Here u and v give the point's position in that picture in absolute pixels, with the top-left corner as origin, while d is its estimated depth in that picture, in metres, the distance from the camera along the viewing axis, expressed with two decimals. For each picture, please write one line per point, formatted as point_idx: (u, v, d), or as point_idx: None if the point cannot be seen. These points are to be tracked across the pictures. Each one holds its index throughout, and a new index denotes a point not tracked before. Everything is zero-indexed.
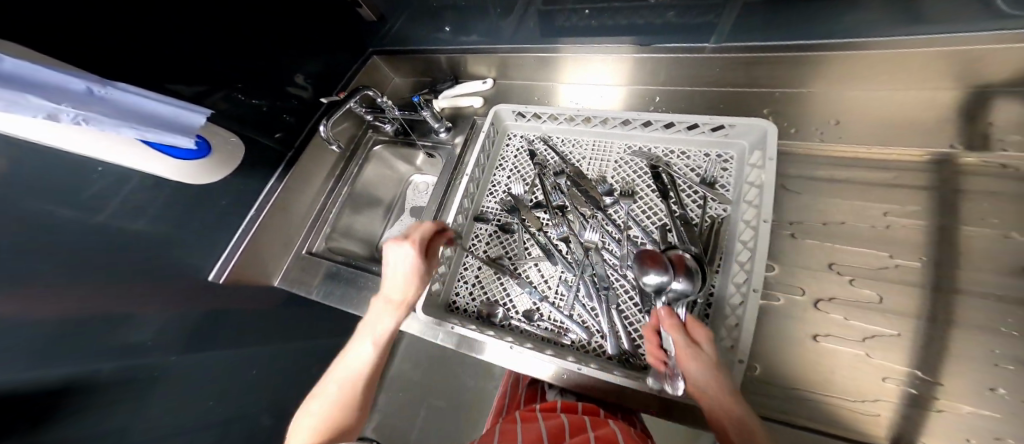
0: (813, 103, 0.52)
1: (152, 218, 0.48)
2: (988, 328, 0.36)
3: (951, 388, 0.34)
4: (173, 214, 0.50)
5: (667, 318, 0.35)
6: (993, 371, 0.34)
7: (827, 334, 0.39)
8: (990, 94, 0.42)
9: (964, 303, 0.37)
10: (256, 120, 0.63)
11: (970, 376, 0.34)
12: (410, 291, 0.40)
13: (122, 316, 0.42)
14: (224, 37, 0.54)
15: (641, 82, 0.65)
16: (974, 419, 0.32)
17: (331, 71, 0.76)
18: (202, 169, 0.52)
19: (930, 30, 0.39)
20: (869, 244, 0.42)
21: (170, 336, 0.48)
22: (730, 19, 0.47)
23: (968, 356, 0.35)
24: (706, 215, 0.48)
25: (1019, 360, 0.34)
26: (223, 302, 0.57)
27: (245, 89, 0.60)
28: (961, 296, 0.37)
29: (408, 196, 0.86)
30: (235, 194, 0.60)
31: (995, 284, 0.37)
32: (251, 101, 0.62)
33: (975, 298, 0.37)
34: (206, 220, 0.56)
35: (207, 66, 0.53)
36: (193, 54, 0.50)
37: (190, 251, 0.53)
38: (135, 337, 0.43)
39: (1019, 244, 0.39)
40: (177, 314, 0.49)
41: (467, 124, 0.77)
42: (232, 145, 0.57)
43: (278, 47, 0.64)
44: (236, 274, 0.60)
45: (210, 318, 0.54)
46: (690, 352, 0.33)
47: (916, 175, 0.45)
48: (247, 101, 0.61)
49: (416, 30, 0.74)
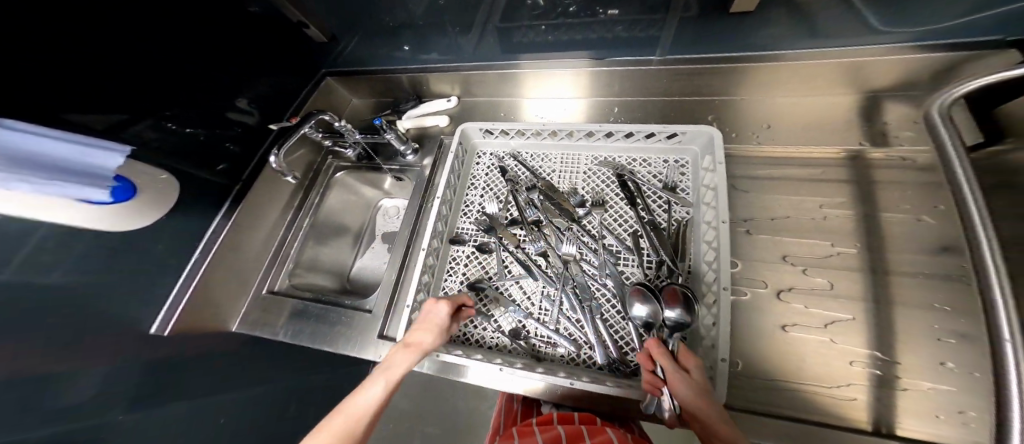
0: (747, 109, 0.59)
1: (67, 269, 0.40)
2: (924, 306, 0.39)
3: (906, 366, 0.37)
4: (94, 263, 0.43)
5: (654, 346, 0.37)
6: (937, 346, 0.37)
7: (794, 324, 0.41)
8: (882, 97, 0.52)
9: (901, 282, 0.41)
10: (192, 151, 0.56)
11: (925, 352, 0.37)
12: (435, 341, 0.40)
13: (37, 381, 0.34)
14: (155, 50, 0.49)
15: (599, 95, 0.69)
16: (938, 394, 0.35)
17: (278, 94, 0.72)
18: (127, 215, 0.45)
19: (834, 42, 0.47)
20: (815, 236, 0.46)
21: (104, 405, 0.39)
22: (671, 33, 0.52)
23: (916, 334, 0.38)
24: (672, 218, 0.51)
25: (959, 333, 0.38)
26: (166, 361, 0.49)
27: (176, 117, 0.53)
28: (899, 278, 0.41)
29: (378, 222, 0.82)
30: (169, 238, 0.52)
31: (919, 263, 0.42)
32: (184, 131, 0.55)
33: (908, 278, 0.41)
34: (138, 266, 0.48)
35: (126, 90, 0.46)
36: (113, 68, 0.44)
37: (119, 305, 0.45)
38: (58, 407, 0.35)
39: (929, 226, 0.44)
40: (108, 379, 0.41)
41: (434, 144, 0.75)
42: (164, 183, 0.51)
43: (216, 66, 0.59)
44: (183, 321, 0.53)
45: (150, 382, 0.45)
46: (682, 377, 0.34)
47: (837, 170, 0.51)
48: (181, 130, 0.55)
49: (371, 50, 0.72)
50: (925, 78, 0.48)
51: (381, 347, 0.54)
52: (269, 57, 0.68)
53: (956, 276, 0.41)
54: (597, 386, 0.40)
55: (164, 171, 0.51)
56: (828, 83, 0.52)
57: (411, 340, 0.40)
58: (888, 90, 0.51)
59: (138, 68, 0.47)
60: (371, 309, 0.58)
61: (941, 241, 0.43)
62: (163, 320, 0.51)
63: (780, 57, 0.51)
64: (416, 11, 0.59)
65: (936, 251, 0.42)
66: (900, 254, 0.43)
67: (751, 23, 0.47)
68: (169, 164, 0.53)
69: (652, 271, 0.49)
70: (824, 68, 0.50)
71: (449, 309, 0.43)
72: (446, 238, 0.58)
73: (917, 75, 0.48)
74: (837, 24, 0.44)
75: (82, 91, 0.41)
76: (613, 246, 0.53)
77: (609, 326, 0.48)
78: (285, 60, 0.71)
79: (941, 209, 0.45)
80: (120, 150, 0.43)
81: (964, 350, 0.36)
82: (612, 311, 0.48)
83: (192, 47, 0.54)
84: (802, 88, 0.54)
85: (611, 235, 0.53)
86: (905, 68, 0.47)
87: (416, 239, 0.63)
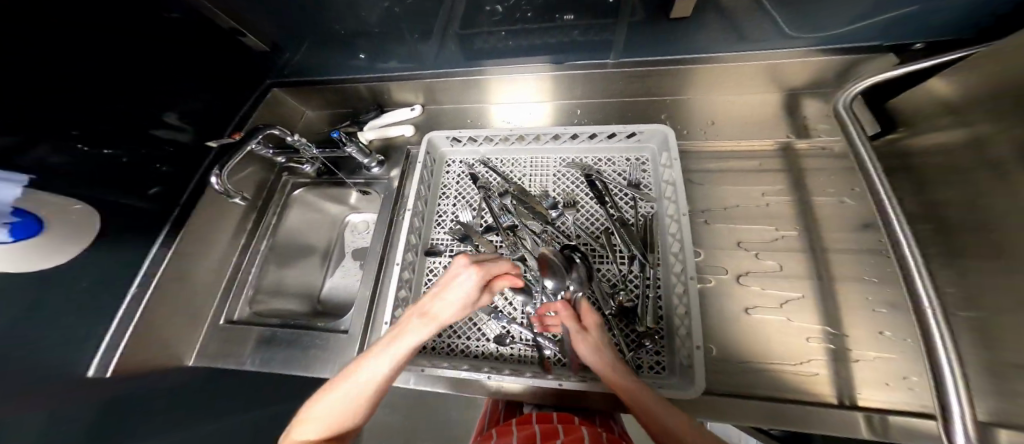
0: (692, 108, 0.64)
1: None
2: (857, 279, 0.44)
3: (856, 339, 0.40)
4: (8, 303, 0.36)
5: (564, 311, 0.43)
6: (875, 317, 0.41)
7: (756, 306, 0.45)
8: (800, 94, 0.60)
9: (836, 260, 0.46)
10: (113, 176, 0.49)
11: (867, 323, 0.41)
12: (455, 316, 0.37)
13: None
14: (59, 58, 0.42)
15: (564, 99, 0.71)
16: (884, 362, 0.38)
17: (215, 107, 0.64)
18: (37, 254, 0.37)
19: (745, 47, 0.55)
20: (761, 221, 0.51)
21: None
22: (623, 37, 0.57)
23: (854, 307, 0.42)
24: (638, 214, 0.54)
25: (887, 302, 0.42)
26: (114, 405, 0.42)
27: (84, 137, 0.45)
28: (837, 255, 0.46)
29: (346, 239, 0.78)
30: (96, 275, 0.45)
31: (851, 241, 0.46)
32: (100, 151, 0.47)
33: (842, 254, 0.46)
34: (68, 309, 0.42)
35: (33, 108, 0.39)
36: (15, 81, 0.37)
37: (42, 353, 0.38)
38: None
39: (851, 207, 0.49)
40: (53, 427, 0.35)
41: (401, 154, 0.73)
42: (80, 214, 0.43)
43: (134, 74, 0.51)
44: (125, 364, 0.46)
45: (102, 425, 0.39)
46: (582, 334, 0.41)
47: (773, 161, 0.57)
48: (96, 153, 0.47)
49: (325, 57, 0.70)
50: (831, 75, 0.56)
51: None
52: (197, 64, 0.60)
53: (877, 250, 0.45)
54: (589, 385, 0.41)
55: (75, 200, 0.44)
56: (756, 82, 0.59)
57: (430, 309, 0.37)
58: (803, 88, 0.59)
59: (43, 79, 0.40)
60: (347, 329, 0.55)
61: (863, 218, 0.48)
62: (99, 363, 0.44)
63: (718, 60, 0.57)
64: (370, 18, 0.60)
65: (860, 228, 0.47)
66: (835, 233, 0.48)
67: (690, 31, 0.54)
68: (84, 193, 0.45)
69: (625, 265, 0.51)
70: (748, 68, 0.57)
71: (478, 280, 0.37)
72: (421, 251, 0.57)
73: (825, 74, 0.56)
74: (753, 24, 0.52)
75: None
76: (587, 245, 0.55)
77: None
78: (217, 68, 0.64)
79: (857, 191, 0.51)
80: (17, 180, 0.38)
81: (895, 316, 0.40)
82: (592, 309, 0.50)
83: (102, 52, 0.47)
84: (735, 89, 0.61)
85: (585, 234, 0.55)
86: (815, 68, 0.55)
87: (390, 254, 0.61)
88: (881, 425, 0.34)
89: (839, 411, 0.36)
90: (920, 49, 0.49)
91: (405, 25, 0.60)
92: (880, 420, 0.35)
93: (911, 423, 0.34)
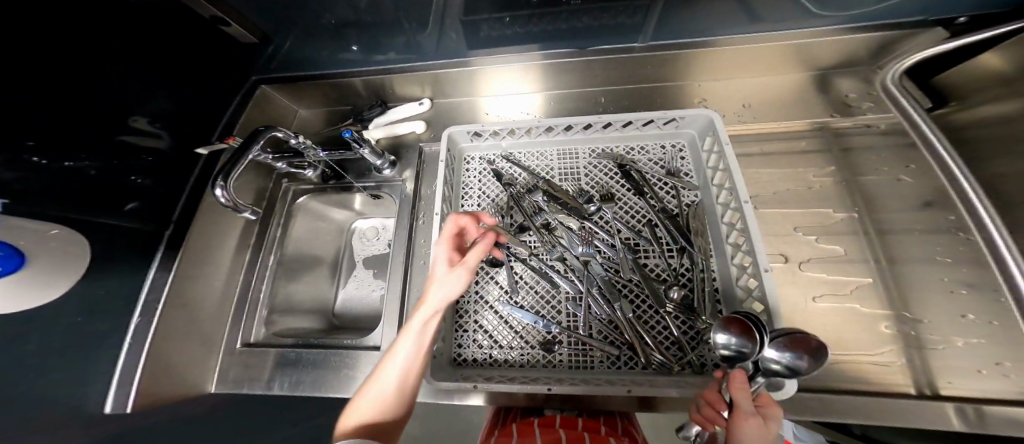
0: (715, 90, 0.63)
1: None
2: (927, 260, 0.42)
3: (932, 323, 0.39)
4: None
5: (739, 379, 0.30)
6: (955, 299, 0.40)
7: (820, 295, 0.43)
8: (833, 74, 0.59)
9: (899, 240, 0.44)
10: (77, 193, 0.40)
11: (946, 306, 0.39)
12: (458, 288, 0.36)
13: None
14: (4, 48, 0.33)
15: (583, 86, 0.67)
16: (967, 347, 0.37)
17: (190, 108, 0.55)
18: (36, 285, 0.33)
19: (748, 30, 0.54)
20: (814, 205, 0.49)
21: None
22: (653, 23, 0.53)
23: (928, 289, 0.41)
24: (682, 204, 0.51)
25: (969, 283, 0.40)
26: None
27: (43, 149, 0.37)
28: (897, 237, 0.45)
29: (355, 247, 0.72)
30: (86, 313, 0.38)
31: (912, 220, 0.45)
32: (61, 164, 0.39)
33: (903, 234, 0.45)
34: (64, 345, 0.36)
35: None
36: None
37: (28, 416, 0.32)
38: None
39: (909, 184, 0.48)
40: None
41: (414, 153, 0.67)
42: (61, 240, 0.36)
43: (97, 71, 0.42)
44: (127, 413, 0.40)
45: None
46: (757, 423, 0.28)
47: (815, 140, 0.55)
48: (56, 165, 0.38)
49: (312, 51, 0.61)
50: (864, 55, 0.56)
51: None
52: (170, 57, 0.51)
53: (942, 228, 0.44)
54: (661, 390, 0.38)
55: (53, 225, 0.37)
56: (782, 62, 0.58)
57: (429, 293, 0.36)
58: (835, 67, 0.58)
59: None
60: (377, 346, 0.51)
61: (925, 197, 0.47)
62: (112, 405, 0.39)
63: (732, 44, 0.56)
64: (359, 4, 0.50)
65: (921, 206, 0.46)
66: (892, 213, 0.47)
67: (715, 11, 0.51)
68: (47, 214, 0.37)
69: (674, 259, 0.49)
70: (779, 49, 0.56)
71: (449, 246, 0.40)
72: None
73: (857, 52, 0.55)
74: (773, 8, 0.50)
75: None
76: (630, 239, 0.52)
77: (641, 320, 0.46)
78: (194, 61, 0.55)
79: (913, 168, 0.49)
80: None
81: (977, 298, 0.39)
82: (644, 307, 0.47)
83: (59, 43, 0.38)
84: (767, 70, 0.60)
85: (628, 229, 0.52)
86: (848, 46, 0.54)
87: (414, 262, 0.56)
88: (976, 416, 0.33)
89: (919, 401, 0.35)
90: (962, 23, 0.48)
91: (404, 15, 0.53)
92: (974, 410, 0.33)
93: (1000, 411, 0.33)
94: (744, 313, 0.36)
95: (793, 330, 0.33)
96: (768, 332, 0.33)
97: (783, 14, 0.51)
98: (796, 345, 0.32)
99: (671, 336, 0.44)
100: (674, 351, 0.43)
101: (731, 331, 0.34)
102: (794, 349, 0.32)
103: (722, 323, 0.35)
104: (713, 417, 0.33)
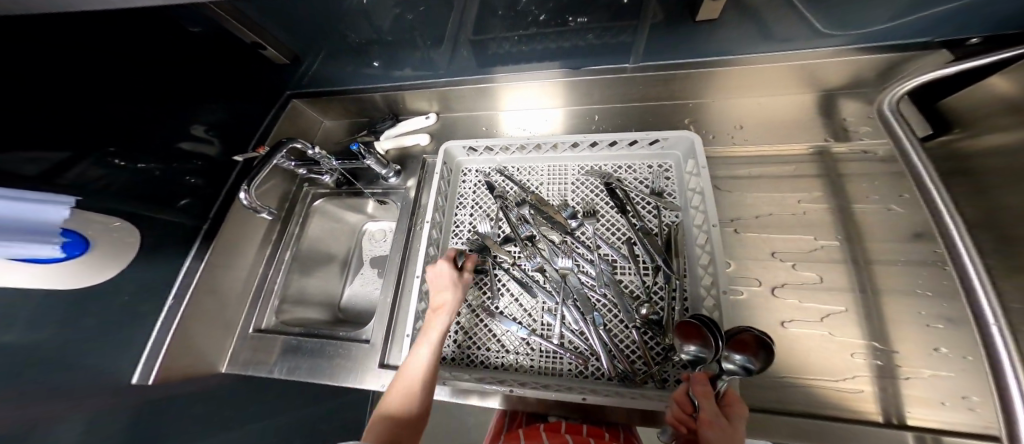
0: (713, 110, 0.63)
1: (17, 329, 0.36)
2: (910, 291, 0.43)
3: (906, 355, 0.40)
4: (48, 322, 0.39)
5: (701, 383, 0.33)
6: (931, 332, 0.40)
7: (791, 320, 0.44)
8: (837, 96, 0.58)
9: (881, 271, 0.45)
10: (146, 188, 0.51)
11: (921, 338, 0.40)
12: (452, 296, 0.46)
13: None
14: (89, 72, 0.43)
15: (580, 104, 0.70)
16: (938, 380, 0.38)
17: (237, 119, 0.65)
18: (91, 268, 0.42)
19: (756, 49, 0.52)
20: (798, 231, 0.50)
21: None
22: (643, 42, 0.54)
23: (907, 320, 0.42)
24: (662, 223, 0.53)
25: (946, 318, 0.41)
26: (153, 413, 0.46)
27: (121, 153, 0.48)
28: (884, 266, 0.45)
29: (364, 247, 0.79)
30: (137, 290, 0.48)
31: (901, 252, 0.46)
32: (134, 166, 0.50)
33: (885, 265, 0.45)
34: (111, 314, 0.45)
35: (58, 129, 0.40)
36: (34, 100, 0.38)
37: (83, 365, 0.41)
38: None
39: (897, 214, 0.48)
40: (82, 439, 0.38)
41: (417, 164, 0.73)
42: (120, 230, 0.46)
43: (160, 89, 0.53)
44: (165, 374, 0.49)
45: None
46: (721, 423, 0.30)
47: (808, 165, 0.55)
48: (128, 166, 0.49)
49: (336, 72, 0.69)
50: (870, 76, 0.54)
51: (383, 376, 0.52)
52: (221, 76, 0.61)
53: (925, 260, 0.45)
54: (616, 399, 0.39)
55: (116, 218, 0.47)
56: (784, 84, 0.57)
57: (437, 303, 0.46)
58: (840, 88, 0.57)
59: (59, 100, 0.40)
60: (369, 338, 0.56)
61: (915, 227, 0.47)
62: (144, 370, 0.47)
63: (737, 63, 0.55)
64: (383, 26, 0.55)
65: (911, 238, 0.46)
66: (880, 243, 0.47)
67: (712, 31, 0.50)
68: (116, 207, 0.47)
69: (649, 277, 0.50)
70: (778, 70, 0.55)
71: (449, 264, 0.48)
72: (439, 262, 0.56)
73: (863, 74, 0.54)
74: (792, 32, 0.48)
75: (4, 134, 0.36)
76: (608, 255, 0.54)
77: (611, 334, 0.48)
78: (238, 79, 0.64)
79: (906, 197, 0.49)
80: (64, 201, 0.37)
81: (954, 333, 0.40)
82: (613, 319, 0.49)
83: (131, 72, 0.49)
84: (768, 92, 0.60)
85: (606, 245, 0.53)
86: (853, 67, 0.52)
87: (409, 265, 0.61)
88: None
89: (883, 429, 0.36)
90: (975, 43, 0.45)
91: (419, 34, 0.56)
92: (933, 439, 0.35)
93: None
94: (699, 317, 0.38)
95: (740, 329, 0.34)
96: (721, 333, 0.35)
97: (790, 32, 0.48)
98: (745, 345, 0.33)
99: (638, 351, 0.46)
100: (637, 364, 0.45)
101: (691, 343, 0.36)
102: (744, 349, 0.33)
103: (679, 330, 0.37)
104: (683, 419, 0.34)
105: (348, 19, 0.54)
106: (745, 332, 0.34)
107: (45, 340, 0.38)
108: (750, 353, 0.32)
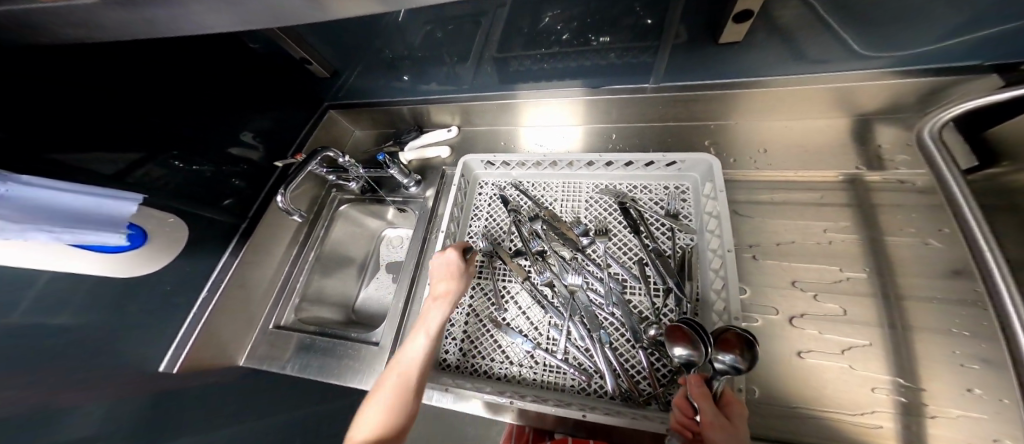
0: (739, 132, 0.62)
1: (71, 307, 0.41)
2: (945, 330, 0.41)
3: (934, 393, 0.38)
4: (99, 302, 0.44)
5: (697, 385, 0.35)
6: (964, 373, 0.38)
7: (810, 351, 0.43)
8: (873, 121, 0.55)
9: (914, 308, 0.43)
10: (198, 188, 0.57)
11: (954, 378, 0.38)
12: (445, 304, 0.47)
13: (48, 413, 0.35)
14: (162, 84, 0.50)
15: (599, 122, 0.71)
16: (967, 422, 0.36)
17: (281, 127, 0.71)
18: (144, 259, 0.48)
19: (785, 72, 0.51)
20: (821, 260, 0.48)
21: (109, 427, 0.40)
22: (663, 64, 0.54)
23: (939, 360, 0.39)
24: (676, 246, 0.52)
25: (984, 359, 0.38)
26: (181, 390, 0.50)
27: (183, 155, 0.54)
28: (916, 302, 0.43)
29: (382, 252, 0.82)
30: (178, 279, 0.53)
31: (936, 287, 0.43)
32: (191, 167, 0.56)
33: (919, 302, 0.43)
34: (153, 299, 0.50)
35: (127, 133, 0.46)
36: (109, 108, 0.44)
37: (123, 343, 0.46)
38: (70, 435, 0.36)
39: (935, 248, 0.45)
40: (120, 405, 0.42)
41: (436, 175, 0.76)
42: (172, 226, 0.52)
43: (221, 99, 0.59)
44: (190, 359, 0.53)
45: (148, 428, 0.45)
46: (721, 423, 0.32)
47: (837, 193, 0.53)
48: (187, 168, 0.55)
49: (369, 85, 0.73)
50: (907, 102, 0.51)
51: None
52: (269, 88, 0.68)
53: (964, 299, 0.42)
54: (617, 418, 0.39)
55: (172, 214, 0.53)
56: (813, 107, 0.55)
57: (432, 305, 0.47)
58: (876, 113, 0.54)
59: (132, 109, 0.47)
60: (378, 341, 0.58)
61: (953, 263, 0.44)
62: (171, 358, 0.52)
63: (767, 84, 0.53)
64: (415, 42, 0.59)
65: (949, 275, 0.44)
66: (913, 278, 0.44)
67: (738, 52, 0.49)
68: (173, 204, 0.53)
69: (659, 299, 0.49)
70: (808, 92, 0.53)
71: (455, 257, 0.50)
72: None
73: (902, 98, 0.51)
74: (828, 52, 0.47)
75: (82, 137, 0.41)
76: (618, 274, 0.53)
77: (617, 354, 0.47)
78: (283, 94, 0.71)
79: (945, 232, 0.46)
80: (131, 197, 0.42)
81: (990, 375, 0.37)
82: (620, 339, 0.48)
83: (200, 86, 0.55)
84: (797, 114, 0.57)
85: (617, 264, 0.53)
86: (889, 92, 0.50)
87: (421, 272, 0.64)
88: None
89: None
90: None
91: (446, 50, 0.60)
92: None
93: None
94: (687, 321, 0.40)
95: (724, 329, 0.36)
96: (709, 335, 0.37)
97: (830, 54, 0.47)
98: (730, 345, 0.34)
99: (643, 372, 0.45)
100: (641, 384, 0.44)
101: (679, 345, 0.38)
102: (729, 348, 0.34)
103: (670, 334, 0.39)
104: (686, 423, 0.35)
105: (384, 35, 0.58)
106: (729, 331, 0.36)
107: (92, 319, 0.43)
108: (733, 350, 0.34)
